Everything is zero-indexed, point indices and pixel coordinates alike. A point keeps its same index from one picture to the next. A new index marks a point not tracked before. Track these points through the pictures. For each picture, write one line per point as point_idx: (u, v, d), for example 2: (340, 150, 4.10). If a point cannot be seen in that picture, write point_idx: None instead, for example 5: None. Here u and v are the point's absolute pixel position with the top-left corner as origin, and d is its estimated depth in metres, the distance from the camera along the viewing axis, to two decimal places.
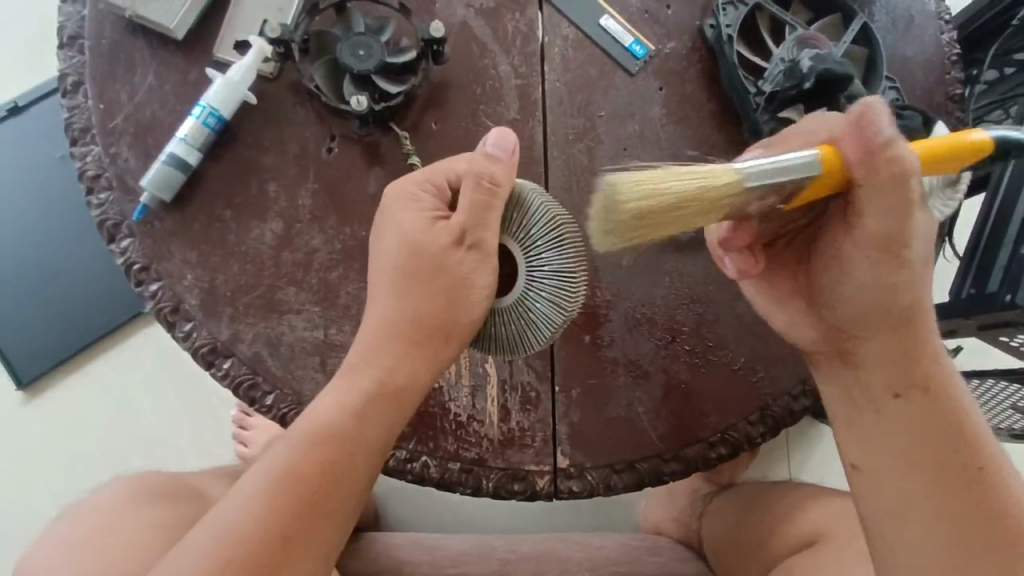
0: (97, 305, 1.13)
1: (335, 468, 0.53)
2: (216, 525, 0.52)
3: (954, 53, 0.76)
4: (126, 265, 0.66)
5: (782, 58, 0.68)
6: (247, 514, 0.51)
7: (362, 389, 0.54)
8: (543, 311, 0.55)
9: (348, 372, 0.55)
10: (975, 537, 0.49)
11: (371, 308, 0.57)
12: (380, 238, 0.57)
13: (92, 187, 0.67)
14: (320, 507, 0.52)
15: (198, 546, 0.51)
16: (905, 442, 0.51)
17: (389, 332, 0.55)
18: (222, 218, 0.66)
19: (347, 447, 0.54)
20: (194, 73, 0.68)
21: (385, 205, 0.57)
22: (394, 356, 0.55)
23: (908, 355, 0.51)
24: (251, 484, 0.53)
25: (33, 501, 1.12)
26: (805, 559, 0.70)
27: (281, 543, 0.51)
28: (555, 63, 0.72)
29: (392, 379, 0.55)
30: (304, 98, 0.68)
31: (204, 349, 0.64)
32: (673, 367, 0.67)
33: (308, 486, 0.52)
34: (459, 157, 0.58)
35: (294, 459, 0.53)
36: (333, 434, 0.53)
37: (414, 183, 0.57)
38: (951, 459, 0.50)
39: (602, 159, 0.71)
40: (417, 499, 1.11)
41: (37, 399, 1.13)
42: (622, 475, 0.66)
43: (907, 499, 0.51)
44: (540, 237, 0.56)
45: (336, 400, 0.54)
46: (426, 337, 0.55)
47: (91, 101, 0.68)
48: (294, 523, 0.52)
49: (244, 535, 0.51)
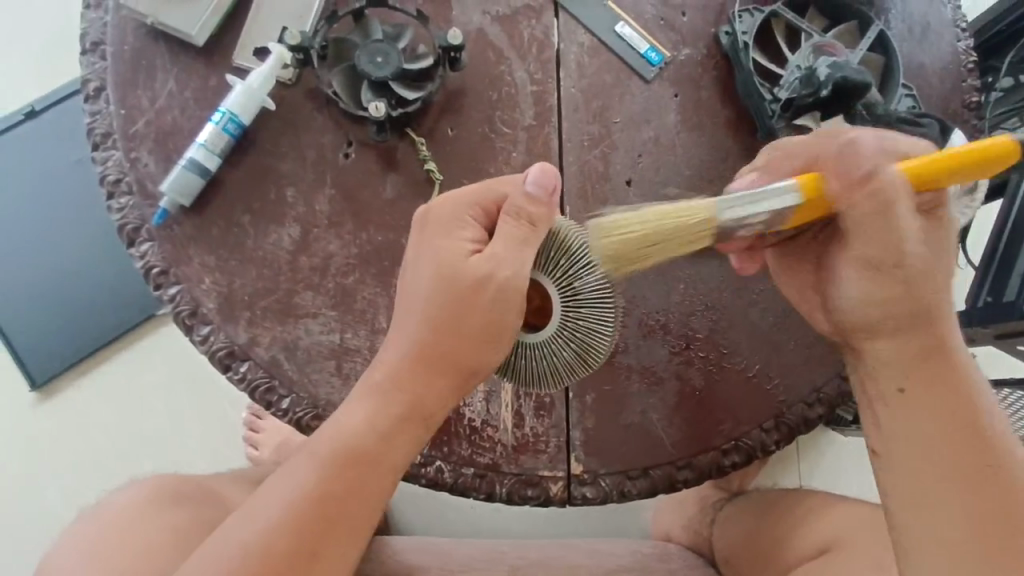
0: (112, 306, 1.14)
1: (358, 488, 0.54)
2: (237, 537, 0.52)
3: (970, 61, 0.76)
4: (145, 269, 0.66)
5: (798, 66, 0.68)
6: (269, 526, 0.52)
7: (391, 410, 0.54)
8: (569, 358, 0.56)
9: (369, 387, 0.55)
10: (992, 529, 0.49)
11: (396, 327, 0.55)
12: (414, 256, 0.56)
13: (112, 192, 0.68)
14: (343, 524, 0.53)
15: (219, 557, 0.52)
16: (937, 431, 0.50)
17: (414, 357, 0.54)
18: (240, 223, 0.67)
19: (370, 464, 0.54)
20: (214, 79, 0.69)
21: (425, 224, 0.56)
22: (418, 378, 0.54)
23: (936, 346, 0.50)
24: (274, 496, 0.53)
25: (47, 500, 1.13)
26: (818, 568, 0.69)
27: (303, 559, 0.52)
28: (570, 69, 0.73)
29: (421, 403, 0.55)
30: (322, 104, 0.69)
31: (221, 352, 0.65)
32: (687, 374, 0.67)
33: (328, 501, 0.53)
34: (504, 185, 0.56)
35: (316, 472, 0.53)
36: (356, 447, 0.54)
37: (458, 208, 0.55)
38: (971, 453, 0.49)
39: (617, 165, 0.71)
40: (426, 502, 1.11)
41: (51, 399, 1.14)
42: (636, 482, 0.65)
43: (932, 487, 0.50)
44: (581, 281, 0.55)
45: (361, 412, 0.54)
46: (450, 366, 0.54)
47: (112, 106, 0.68)
48: (313, 539, 0.52)
49: (265, 547, 0.51)
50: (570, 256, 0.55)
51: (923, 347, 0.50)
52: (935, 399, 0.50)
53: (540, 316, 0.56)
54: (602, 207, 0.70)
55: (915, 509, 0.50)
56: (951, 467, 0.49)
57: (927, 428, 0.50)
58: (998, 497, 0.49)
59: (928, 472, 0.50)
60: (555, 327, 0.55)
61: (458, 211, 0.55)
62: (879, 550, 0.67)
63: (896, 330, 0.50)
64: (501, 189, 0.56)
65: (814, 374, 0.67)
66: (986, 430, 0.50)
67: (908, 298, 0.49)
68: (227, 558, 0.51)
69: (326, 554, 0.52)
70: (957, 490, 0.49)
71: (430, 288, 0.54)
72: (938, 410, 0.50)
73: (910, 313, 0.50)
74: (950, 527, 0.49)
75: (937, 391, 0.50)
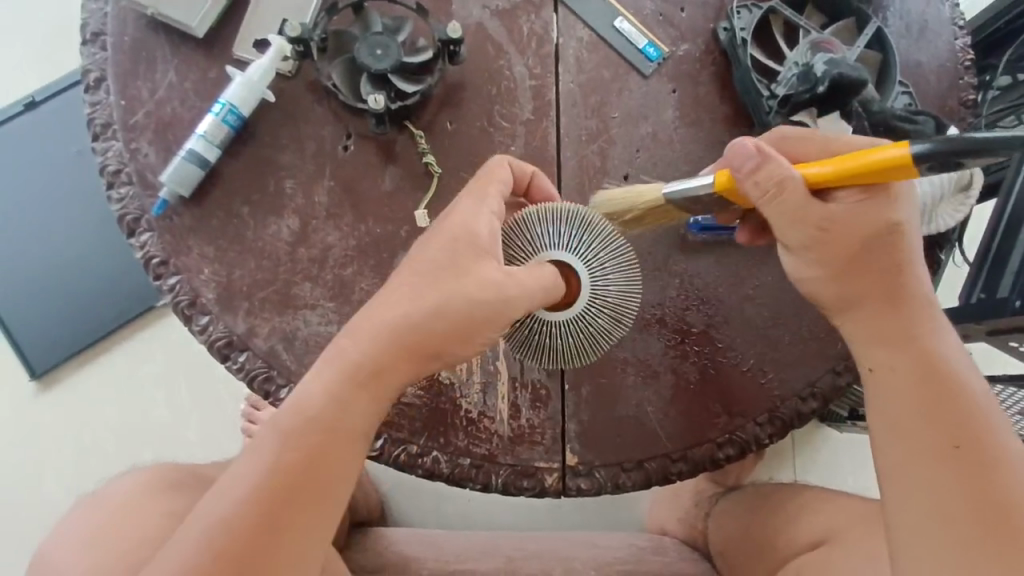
0: (111, 297, 1.15)
1: (321, 461, 0.52)
2: (204, 520, 0.51)
3: (967, 60, 0.76)
4: (145, 259, 0.67)
5: (795, 62, 0.68)
6: (237, 507, 0.50)
7: (354, 378, 0.52)
8: (595, 333, 0.59)
9: (342, 363, 0.52)
10: (970, 503, 0.50)
11: (381, 303, 0.53)
12: (456, 277, 0.53)
13: (112, 182, 0.68)
14: (312, 501, 0.51)
15: (191, 538, 0.50)
16: (909, 408, 0.53)
17: (393, 333, 0.52)
18: (240, 214, 0.67)
19: (337, 439, 0.52)
20: (214, 70, 0.69)
21: (445, 219, 0.56)
22: (393, 358, 0.53)
23: (906, 323, 0.54)
24: (240, 477, 0.51)
25: (45, 490, 1.13)
26: (811, 561, 0.70)
27: (270, 539, 0.50)
28: (569, 64, 0.73)
29: (390, 374, 0.53)
30: (321, 97, 0.70)
31: (220, 342, 0.65)
32: (682, 368, 0.67)
33: (296, 477, 0.51)
34: (490, 179, 0.58)
35: (282, 445, 0.51)
36: (322, 423, 0.52)
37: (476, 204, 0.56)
38: (947, 427, 0.52)
39: (615, 160, 0.72)
40: (424, 495, 1.12)
41: (50, 389, 1.15)
42: (631, 474, 0.66)
43: (909, 457, 0.52)
44: (599, 259, 0.58)
45: (322, 386, 0.52)
46: (421, 343, 0.53)
47: (112, 97, 0.69)
48: (278, 515, 0.51)
49: (233, 529, 0.50)
50: (584, 231, 0.58)
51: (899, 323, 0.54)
52: (903, 373, 0.53)
53: (568, 295, 0.58)
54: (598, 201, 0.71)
55: (891, 484, 0.52)
56: (922, 444, 0.52)
57: (900, 406, 0.53)
58: (974, 474, 0.50)
59: (898, 447, 0.52)
60: (581, 305, 0.58)
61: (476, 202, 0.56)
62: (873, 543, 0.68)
63: (867, 309, 0.54)
64: (493, 186, 0.58)
65: (808, 368, 0.68)
66: (960, 406, 0.52)
67: (880, 277, 0.53)
68: (198, 539, 0.50)
69: (293, 534, 0.51)
70: (930, 466, 0.51)
71: (483, 301, 0.53)
72: (909, 387, 0.53)
73: (883, 293, 0.54)
74: (923, 501, 0.51)
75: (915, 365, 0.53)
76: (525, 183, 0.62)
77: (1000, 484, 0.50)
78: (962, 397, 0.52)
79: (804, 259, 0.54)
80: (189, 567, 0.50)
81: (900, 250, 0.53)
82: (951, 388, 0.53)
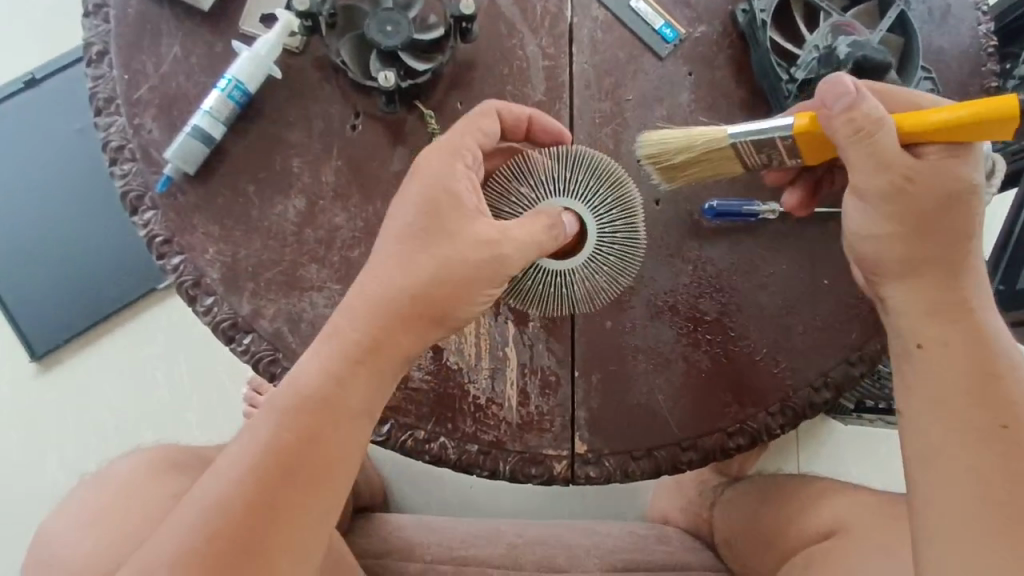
0: (112, 278, 1.13)
1: (316, 441, 0.51)
2: (198, 502, 0.49)
3: (990, 46, 0.74)
4: (148, 237, 0.65)
5: (816, 45, 0.66)
6: (235, 487, 0.49)
7: (349, 353, 0.52)
8: (591, 285, 0.63)
9: (340, 341, 0.52)
10: (1008, 486, 0.49)
11: (370, 273, 0.52)
12: (449, 238, 0.53)
13: (115, 158, 0.66)
14: (311, 482, 0.50)
15: (186, 522, 0.49)
16: (956, 385, 0.52)
17: (383, 309, 0.52)
18: (245, 193, 0.66)
19: (331, 419, 0.51)
20: (220, 45, 0.68)
21: (419, 171, 0.55)
22: (389, 334, 0.52)
23: (959, 298, 0.54)
24: (234, 459, 0.50)
25: (45, 471, 1.13)
26: (821, 552, 0.69)
27: (265, 520, 0.49)
28: (583, 44, 0.71)
29: (387, 348, 0.52)
30: (329, 74, 0.68)
31: (225, 323, 0.64)
32: (693, 356, 0.66)
33: (295, 456, 0.50)
34: (469, 135, 0.56)
35: (280, 423, 0.50)
36: (315, 403, 0.51)
37: (447, 156, 0.55)
38: (987, 410, 0.51)
39: (628, 143, 0.70)
40: (426, 481, 1.12)
41: (50, 370, 1.14)
42: (640, 462, 0.65)
43: (948, 439, 0.51)
44: (613, 213, 0.62)
45: (320, 365, 0.51)
46: (420, 316, 0.52)
47: (115, 71, 0.67)
48: (278, 494, 0.50)
49: (227, 511, 0.49)
50: (605, 184, 0.62)
51: (941, 302, 0.53)
52: (945, 354, 0.53)
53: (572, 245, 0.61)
54: None
55: (932, 460, 0.51)
56: (967, 421, 0.51)
57: (948, 382, 0.52)
58: (1014, 455, 0.50)
59: (942, 423, 0.52)
60: (587, 254, 0.62)
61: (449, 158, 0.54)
62: (883, 535, 0.67)
63: (924, 278, 0.53)
64: (473, 138, 0.56)
65: (822, 358, 0.67)
66: (1000, 389, 0.52)
67: (944, 242, 0.53)
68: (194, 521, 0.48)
69: (289, 514, 0.50)
70: (972, 443, 0.51)
71: (479, 261, 0.52)
72: (959, 363, 0.52)
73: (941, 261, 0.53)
74: (963, 479, 0.50)
75: (958, 346, 0.53)
76: (524, 128, 0.60)
77: None
78: (1002, 380, 0.52)
79: (871, 213, 0.53)
80: (183, 550, 0.48)
81: (967, 217, 0.52)
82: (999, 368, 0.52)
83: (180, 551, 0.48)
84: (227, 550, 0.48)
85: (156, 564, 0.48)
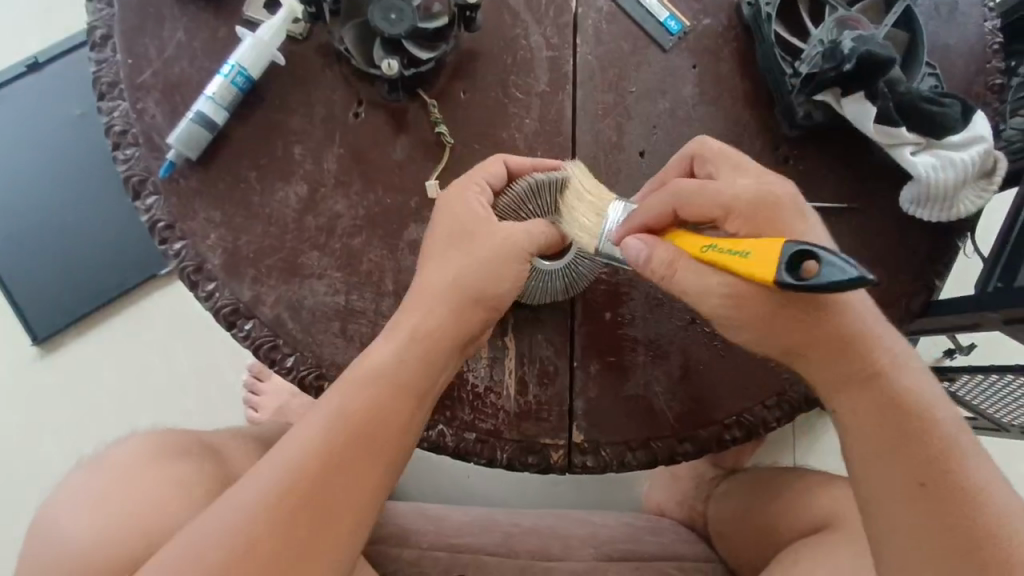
0: (114, 262, 1.14)
1: (384, 410, 0.54)
2: (271, 459, 0.52)
3: (996, 42, 0.73)
4: (150, 222, 0.65)
5: (821, 40, 0.66)
6: (306, 443, 0.52)
7: (408, 333, 0.57)
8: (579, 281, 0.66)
9: (399, 327, 0.57)
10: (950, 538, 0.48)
11: (427, 271, 0.59)
12: (481, 240, 0.59)
13: (118, 143, 0.66)
14: (376, 444, 0.54)
15: (258, 476, 0.51)
16: (883, 452, 0.51)
17: (449, 299, 0.58)
18: (247, 179, 0.66)
19: (401, 396, 0.55)
20: (223, 30, 0.68)
21: (449, 197, 0.61)
22: (443, 320, 0.57)
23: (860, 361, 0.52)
24: (308, 421, 0.53)
25: (45, 452, 1.13)
26: (812, 545, 0.70)
27: (329, 475, 0.51)
28: (587, 35, 0.71)
29: (439, 332, 0.57)
30: (333, 62, 0.68)
31: (225, 309, 0.64)
32: (692, 348, 0.66)
33: (358, 423, 0.53)
34: (479, 173, 0.62)
35: (351, 394, 0.54)
36: (389, 377, 0.55)
37: (472, 185, 0.62)
38: (917, 464, 0.50)
39: (630, 135, 0.70)
40: (424, 469, 1.12)
41: (52, 353, 1.15)
42: (637, 453, 0.65)
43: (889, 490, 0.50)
44: None
45: (385, 348, 0.56)
46: (469, 302, 0.58)
47: (118, 55, 0.67)
48: (347, 453, 0.52)
49: (292, 471, 0.51)
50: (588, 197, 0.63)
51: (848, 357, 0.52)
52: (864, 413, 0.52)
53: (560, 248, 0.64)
54: (613, 176, 0.69)
55: (877, 522, 0.50)
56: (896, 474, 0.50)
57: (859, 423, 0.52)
58: (946, 507, 0.49)
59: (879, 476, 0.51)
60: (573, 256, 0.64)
61: (473, 184, 0.62)
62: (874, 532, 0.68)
63: (824, 353, 0.52)
64: (481, 175, 0.62)
65: None
66: (921, 442, 0.51)
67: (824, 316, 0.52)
68: (264, 474, 0.51)
69: (349, 474, 0.52)
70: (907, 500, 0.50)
71: (512, 250, 0.59)
72: (878, 427, 0.52)
73: (841, 334, 0.52)
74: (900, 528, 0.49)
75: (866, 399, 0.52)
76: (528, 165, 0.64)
77: (973, 516, 0.49)
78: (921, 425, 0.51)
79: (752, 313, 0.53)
80: (247, 504, 0.50)
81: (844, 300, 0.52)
82: (923, 424, 0.51)
83: (249, 510, 0.49)
84: (296, 505, 0.50)
85: (223, 514, 0.50)
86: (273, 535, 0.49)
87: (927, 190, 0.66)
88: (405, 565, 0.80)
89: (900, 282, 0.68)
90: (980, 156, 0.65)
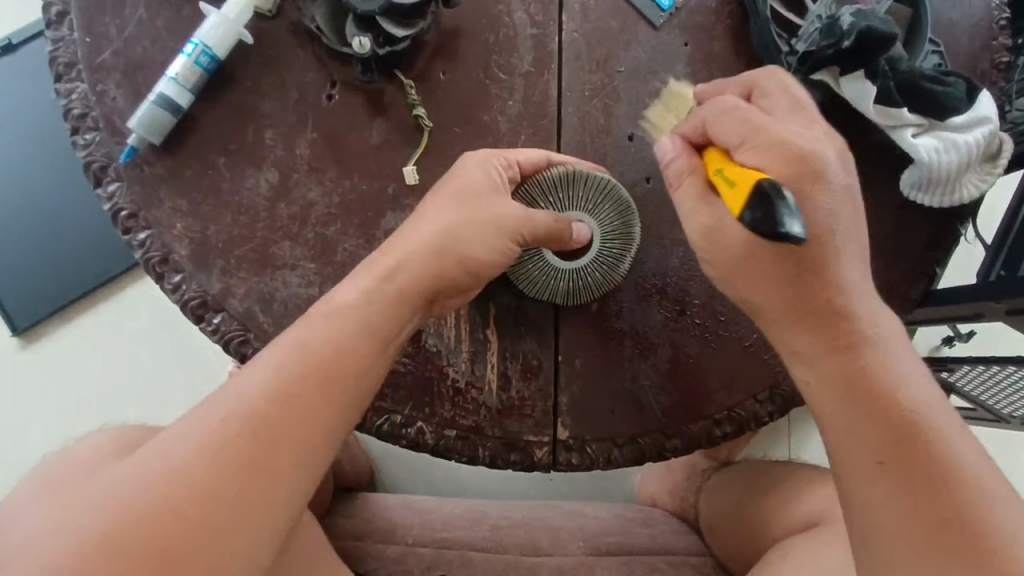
0: (92, 251, 1.11)
1: (349, 359, 0.51)
2: (220, 401, 0.47)
3: (1003, 18, 0.70)
4: (113, 211, 0.62)
5: (819, 15, 0.62)
6: (262, 386, 0.48)
7: (387, 275, 0.54)
8: (594, 283, 0.63)
9: (378, 270, 0.54)
10: (938, 524, 0.44)
11: (416, 219, 0.56)
12: (485, 203, 0.56)
13: (77, 126, 0.63)
14: (339, 391, 0.50)
15: (206, 412, 0.47)
16: (860, 429, 0.47)
17: (435, 249, 0.55)
18: (215, 166, 0.63)
19: (369, 347, 0.52)
20: (187, 8, 0.64)
21: (454, 167, 0.58)
22: (428, 269, 0.55)
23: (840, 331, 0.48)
24: (262, 362, 0.49)
25: (25, 445, 1.11)
26: (803, 540, 0.68)
27: (282, 425, 0.47)
28: (573, 11, 0.68)
29: (420, 278, 0.55)
30: (305, 40, 0.65)
31: (193, 302, 0.61)
32: (683, 342, 0.64)
33: (321, 367, 0.50)
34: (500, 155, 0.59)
35: (318, 336, 0.50)
36: (357, 321, 0.52)
37: (485, 160, 0.58)
38: (896, 448, 0.46)
39: (619, 117, 0.66)
40: (415, 462, 1.11)
41: (31, 344, 1.12)
42: (623, 450, 0.63)
43: (865, 473, 0.46)
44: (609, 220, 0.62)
45: (359, 291, 0.53)
46: (454, 257, 0.55)
47: (76, 33, 0.63)
48: (306, 396, 0.49)
49: (244, 412, 0.47)
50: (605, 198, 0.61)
51: (824, 315, 0.48)
52: (837, 389, 0.48)
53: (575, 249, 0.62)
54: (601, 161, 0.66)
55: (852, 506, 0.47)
56: (869, 453, 0.46)
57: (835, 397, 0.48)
58: (923, 494, 0.45)
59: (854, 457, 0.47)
60: (587, 257, 0.62)
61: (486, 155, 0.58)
62: None
63: (806, 325, 0.49)
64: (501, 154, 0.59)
65: None
66: (903, 424, 0.46)
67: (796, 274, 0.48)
68: (211, 412, 0.47)
69: (299, 421, 0.48)
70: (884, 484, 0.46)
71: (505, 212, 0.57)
72: (861, 409, 0.47)
73: (813, 298, 0.48)
74: (879, 514, 0.45)
75: (842, 370, 0.48)
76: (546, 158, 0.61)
77: (961, 504, 0.44)
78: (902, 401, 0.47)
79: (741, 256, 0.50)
80: (189, 443, 0.45)
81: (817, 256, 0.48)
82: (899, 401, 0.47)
83: (184, 452, 0.45)
84: (240, 448, 0.46)
85: (164, 454, 0.45)
86: (212, 476, 0.45)
87: (927, 175, 0.63)
88: (390, 563, 0.77)
89: (901, 270, 0.65)
90: (986, 138, 0.62)
